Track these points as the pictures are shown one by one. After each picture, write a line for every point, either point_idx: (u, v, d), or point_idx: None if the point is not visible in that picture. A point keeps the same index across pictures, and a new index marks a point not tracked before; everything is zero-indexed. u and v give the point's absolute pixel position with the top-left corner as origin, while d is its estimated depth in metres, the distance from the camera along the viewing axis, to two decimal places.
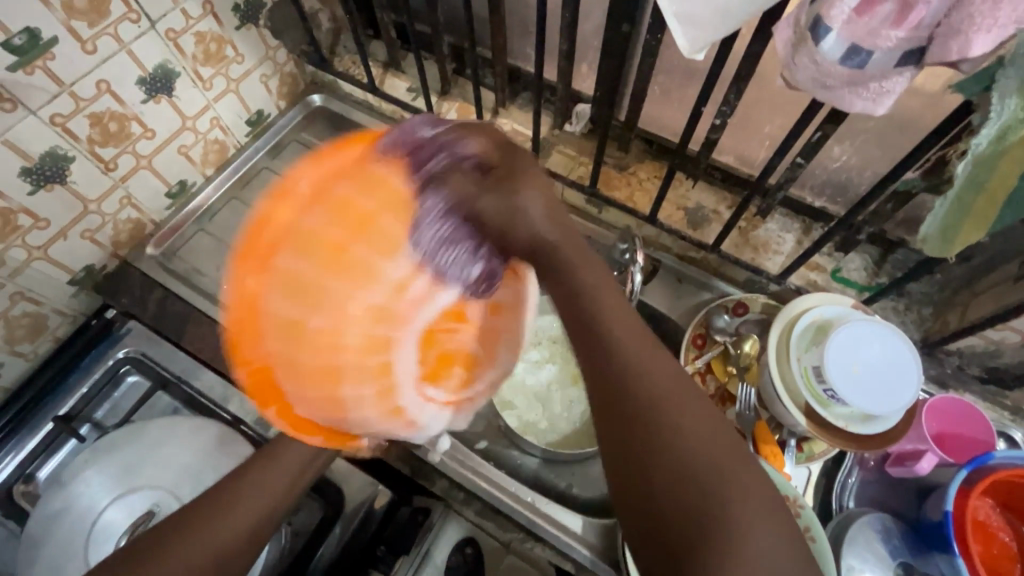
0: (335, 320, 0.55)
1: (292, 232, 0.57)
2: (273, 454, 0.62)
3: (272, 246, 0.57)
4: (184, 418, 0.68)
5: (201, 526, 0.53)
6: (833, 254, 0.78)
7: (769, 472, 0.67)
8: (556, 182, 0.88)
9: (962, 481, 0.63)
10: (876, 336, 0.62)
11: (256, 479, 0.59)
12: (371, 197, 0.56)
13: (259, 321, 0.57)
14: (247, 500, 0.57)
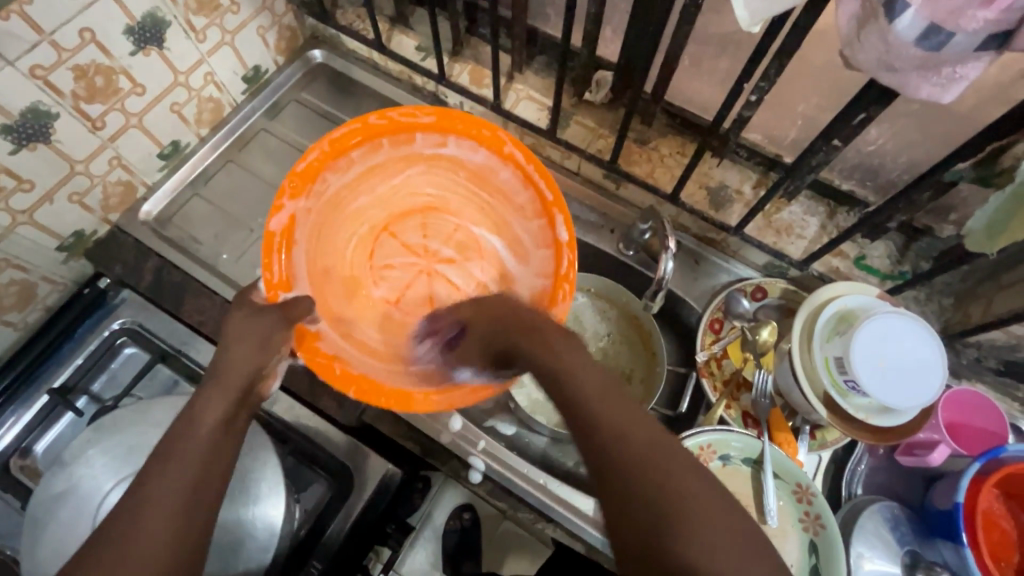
0: (366, 222, 0.71)
1: (391, 164, 0.70)
2: (179, 441, 0.44)
3: (373, 146, 0.69)
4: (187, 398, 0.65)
5: None
6: (858, 241, 0.75)
7: (783, 460, 0.67)
8: (574, 155, 0.84)
9: (976, 473, 0.63)
10: (904, 328, 0.61)
11: (160, 476, 0.42)
12: (472, 153, 0.69)
13: (333, 207, 0.69)
14: (140, 521, 0.39)
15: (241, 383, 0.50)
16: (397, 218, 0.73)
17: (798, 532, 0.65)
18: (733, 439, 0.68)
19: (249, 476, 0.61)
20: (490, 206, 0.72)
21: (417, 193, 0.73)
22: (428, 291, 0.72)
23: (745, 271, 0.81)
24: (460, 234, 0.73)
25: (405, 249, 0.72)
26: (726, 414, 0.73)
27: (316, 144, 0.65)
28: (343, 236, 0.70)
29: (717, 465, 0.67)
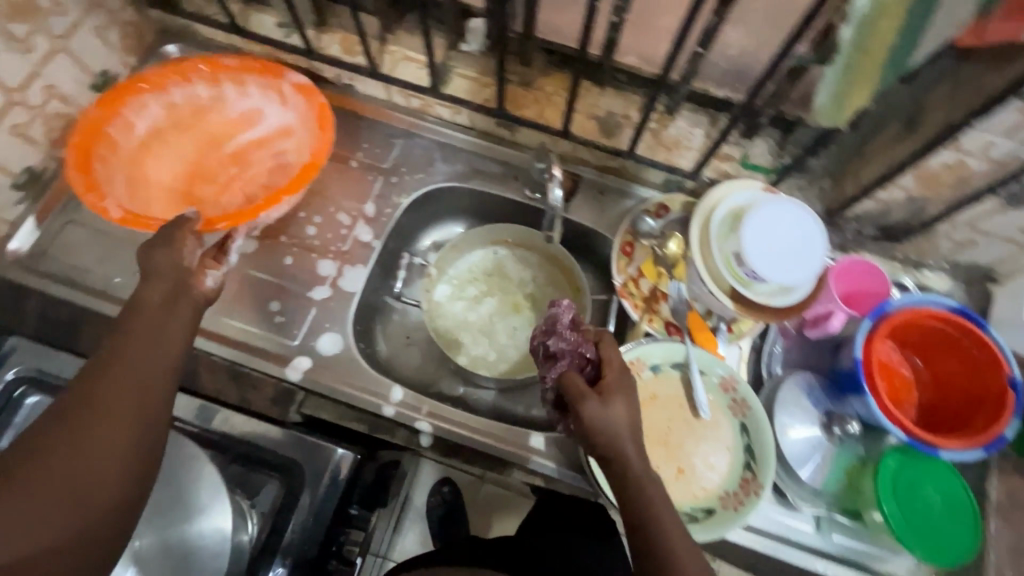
0: (176, 189, 0.78)
1: (141, 144, 0.77)
2: (126, 335, 0.53)
3: (103, 151, 0.74)
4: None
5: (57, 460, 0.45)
6: (739, 142, 0.79)
7: (706, 357, 0.71)
8: (463, 108, 0.83)
9: (868, 330, 0.71)
10: (785, 213, 0.66)
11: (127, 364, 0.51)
12: (171, 91, 0.78)
13: (138, 199, 0.75)
14: (101, 390, 0.49)
15: (172, 285, 0.57)
16: (191, 170, 0.80)
17: (729, 418, 0.70)
18: (656, 348, 0.72)
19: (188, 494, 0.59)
20: (222, 120, 0.82)
21: (189, 155, 0.80)
22: (257, 182, 0.80)
23: (646, 191, 0.85)
24: (232, 149, 0.81)
25: (236, 173, 0.81)
26: (651, 328, 0.76)
27: (68, 168, 0.70)
28: (157, 212, 0.75)
29: (648, 376, 0.71)
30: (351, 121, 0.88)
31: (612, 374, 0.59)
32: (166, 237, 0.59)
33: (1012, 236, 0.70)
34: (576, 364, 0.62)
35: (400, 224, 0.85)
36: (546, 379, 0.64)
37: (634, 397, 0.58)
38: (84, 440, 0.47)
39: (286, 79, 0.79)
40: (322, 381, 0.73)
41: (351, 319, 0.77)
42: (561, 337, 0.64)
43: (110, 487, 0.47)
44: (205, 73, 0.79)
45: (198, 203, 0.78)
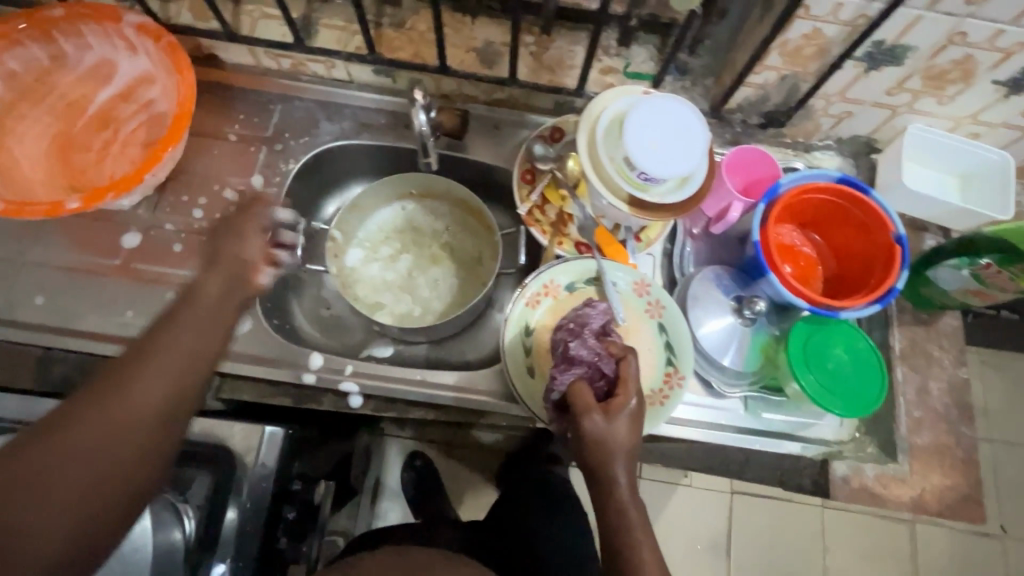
0: (50, 165, 0.76)
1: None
2: (193, 306, 0.52)
3: None
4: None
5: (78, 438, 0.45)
6: (620, 52, 0.78)
7: (617, 267, 0.73)
8: (335, 61, 0.79)
9: (763, 213, 0.73)
10: (663, 109, 0.66)
11: (146, 364, 0.48)
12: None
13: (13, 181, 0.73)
14: (136, 381, 0.47)
15: (240, 272, 0.56)
16: (59, 139, 0.77)
17: (647, 321, 0.71)
18: (568, 268, 0.72)
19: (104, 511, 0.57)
20: (74, 80, 0.79)
21: (53, 126, 0.77)
22: (134, 141, 0.78)
23: (540, 118, 0.84)
24: (95, 111, 0.79)
25: (111, 136, 0.78)
26: (562, 251, 0.77)
27: None
28: (39, 193, 0.74)
29: (564, 296, 0.72)
30: (222, 94, 0.83)
31: (625, 394, 0.57)
32: (229, 227, 0.58)
33: (880, 100, 0.73)
34: (591, 375, 0.60)
35: (294, 193, 0.81)
36: (553, 382, 0.61)
37: (640, 419, 0.57)
38: (116, 419, 0.46)
39: (124, 22, 0.74)
40: (234, 361, 0.70)
41: (256, 296, 0.74)
42: (583, 344, 0.62)
43: (134, 478, 0.47)
44: (30, 30, 0.74)
45: (78, 173, 0.77)
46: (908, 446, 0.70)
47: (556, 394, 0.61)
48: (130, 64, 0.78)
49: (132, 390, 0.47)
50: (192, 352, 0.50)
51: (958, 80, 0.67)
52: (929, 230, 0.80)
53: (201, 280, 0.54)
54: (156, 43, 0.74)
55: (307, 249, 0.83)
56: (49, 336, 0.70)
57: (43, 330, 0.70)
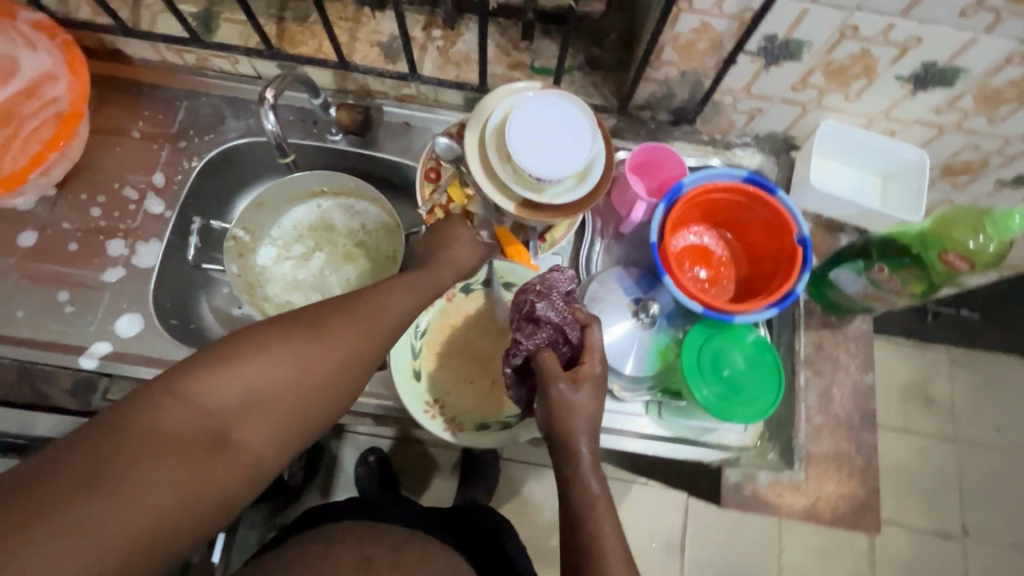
0: None
1: None
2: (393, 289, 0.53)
3: None
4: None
5: (229, 406, 0.42)
6: (527, 48, 0.78)
7: (512, 268, 0.71)
8: (237, 56, 0.77)
9: (662, 214, 0.71)
10: (548, 107, 0.65)
11: (319, 341, 0.46)
12: None
13: None
14: (273, 355, 0.44)
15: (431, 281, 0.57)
16: None
17: None
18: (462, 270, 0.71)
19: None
20: None
21: None
22: (35, 138, 0.77)
23: (450, 115, 0.82)
24: None
25: (11, 132, 0.77)
26: None
27: None
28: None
29: (459, 299, 0.70)
30: (127, 90, 0.81)
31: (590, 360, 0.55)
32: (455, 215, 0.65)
33: (787, 95, 0.70)
34: (555, 337, 0.57)
35: (197, 191, 0.80)
36: (516, 346, 0.57)
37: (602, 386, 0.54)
38: (185, 411, 0.41)
39: (21, 19, 0.75)
40: (123, 362, 0.69)
41: (151, 295, 0.73)
42: (551, 304, 0.59)
43: (181, 507, 0.39)
44: None
45: None
46: (805, 453, 0.70)
47: (517, 359, 0.57)
48: (26, 59, 0.77)
49: (283, 363, 0.44)
50: (372, 337, 0.49)
51: (861, 75, 0.65)
52: (846, 231, 0.78)
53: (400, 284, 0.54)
54: (51, 39, 0.74)
55: (200, 249, 0.80)
56: None
57: None
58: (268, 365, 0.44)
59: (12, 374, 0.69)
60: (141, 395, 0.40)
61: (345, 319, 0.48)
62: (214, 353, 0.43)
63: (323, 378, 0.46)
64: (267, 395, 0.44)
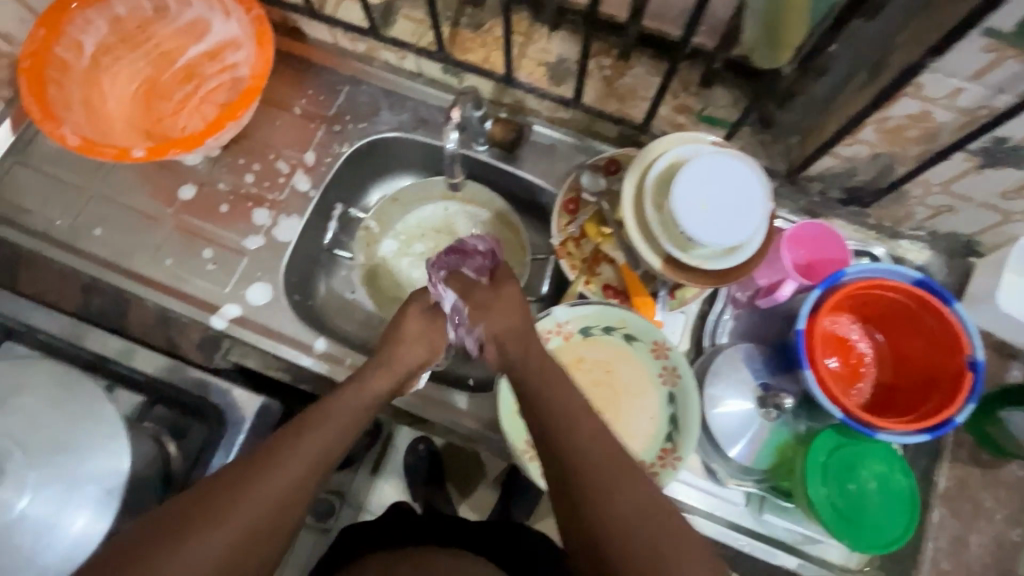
0: (134, 110, 0.80)
1: (91, 68, 0.78)
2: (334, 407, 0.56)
3: (61, 81, 0.75)
4: (50, 361, 0.60)
5: (218, 530, 0.45)
6: (699, 93, 0.73)
7: (638, 321, 0.67)
8: (407, 53, 0.79)
9: (816, 301, 0.64)
10: (722, 168, 0.60)
11: (286, 458, 0.50)
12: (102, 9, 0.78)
13: (98, 120, 0.77)
14: (249, 487, 0.48)
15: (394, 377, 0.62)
16: (145, 87, 0.81)
17: (656, 387, 0.66)
18: (586, 312, 0.68)
19: (71, 467, 0.55)
20: (170, 32, 0.82)
21: (144, 74, 0.82)
22: (211, 100, 0.82)
23: (601, 146, 0.79)
24: (183, 64, 0.83)
25: (193, 93, 0.82)
26: (586, 290, 0.73)
27: (25, 97, 0.70)
28: (117, 132, 0.78)
29: (576, 340, 0.68)
30: (296, 66, 0.85)
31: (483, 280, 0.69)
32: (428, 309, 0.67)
33: (991, 201, 0.62)
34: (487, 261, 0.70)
35: (341, 175, 0.82)
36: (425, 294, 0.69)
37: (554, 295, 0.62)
38: (186, 557, 0.44)
39: None
40: (248, 329, 0.73)
41: (283, 269, 0.76)
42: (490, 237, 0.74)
43: None
44: None
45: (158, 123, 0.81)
46: None
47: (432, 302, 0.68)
48: (221, 27, 0.81)
49: (264, 486, 0.48)
50: (342, 422, 0.55)
51: None
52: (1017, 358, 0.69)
53: (360, 378, 0.60)
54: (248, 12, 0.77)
55: (337, 234, 0.84)
56: (97, 267, 0.75)
57: (90, 259, 0.75)
58: (262, 481, 0.48)
59: (151, 317, 0.74)
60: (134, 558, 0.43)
61: (305, 432, 0.52)
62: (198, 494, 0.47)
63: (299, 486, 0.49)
64: (254, 510, 0.47)
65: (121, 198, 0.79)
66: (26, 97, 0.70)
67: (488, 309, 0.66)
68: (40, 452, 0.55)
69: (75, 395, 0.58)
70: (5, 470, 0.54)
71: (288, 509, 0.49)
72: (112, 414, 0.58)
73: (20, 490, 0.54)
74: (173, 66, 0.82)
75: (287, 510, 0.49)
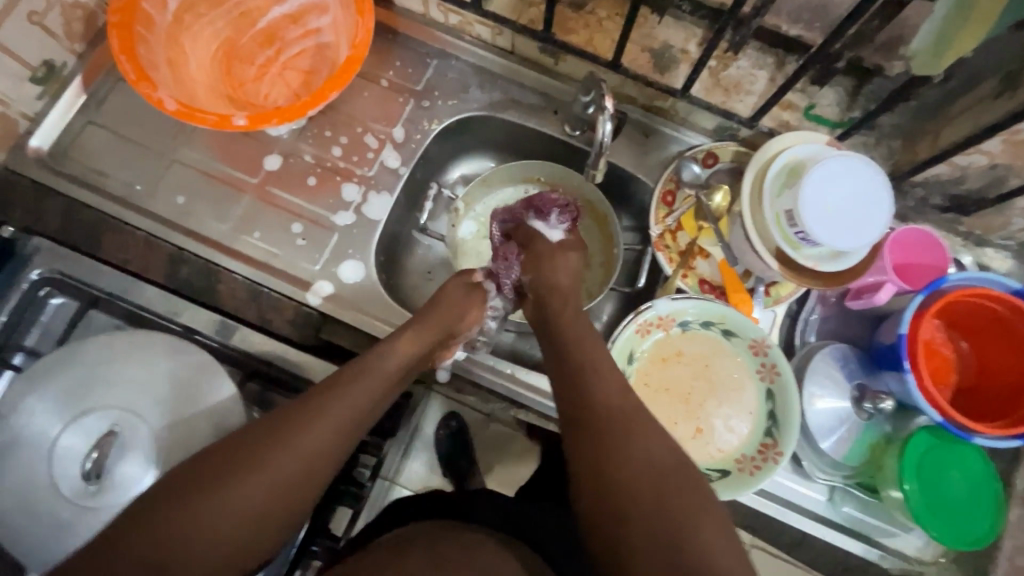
0: (217, 74, 0.77)
1: (176, 26, 0.74)
2: (373, 365, 0.59)
3: (148, 40, 0.71)
4: (163, 333, 0.57)
5: (276, 460, 0.49)
6: (808, 89, 0.71)
7: (741, 318, 0.67)
8: (505, 30, 0.76)
9: (917, 305, 0.66)
10: (848, 172, 0.60)
11: (326, 412, 0.53)
12: None
13: (182, 82, 0.73)
14: (306, 433, 0.52)
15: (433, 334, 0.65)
16: (228, 50, 0.78)
17: (755, 382, 0.68)
18: (689, 306, 0.69)
19: (191, 443, 0.54)
20: None
21: (228, 36, 0.78)
22: (295, 67, 0.80)
23: (695, 138, 0.79)
24: (265, 27, 0.79)
25: (278, 60, 0.80)
26: (683, 284, 0.73)
27: (118, 54, 0.66)
28: (202, 97, 0.75)
29: (676, 333, 0.69)
30: (383, 36, 0.82)
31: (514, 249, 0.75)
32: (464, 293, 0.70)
33: None
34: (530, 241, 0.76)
35: (428, 153, 0.81)
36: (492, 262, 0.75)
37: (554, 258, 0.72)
38: (243, 489, 0.48)
39: None
40: (343, 309, 0.71)
41: (374, 248, 0.75)
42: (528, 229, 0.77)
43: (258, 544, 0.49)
44: None
45: (243, 90, 0.78)
46: None
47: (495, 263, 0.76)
48: None
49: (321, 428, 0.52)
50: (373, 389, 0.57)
51: None
52: None
53: (392, 343, 0.62)
54: None
55: (431, 214, 0.83)
56: (184, 237, 0.72)
57: (177, 228, 0.73)
58: (294, 441, 0.51)
59: (241, 293, 0.72)
60: (204, 485, 0.47)
61: (350, 384, 0.56)
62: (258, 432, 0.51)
63: (343, 433, 0.54)
64: (309, 447, 0.51)
65: (204, 165, 0.76)
66: (118, 56, 0.67)
67: (552, 288, 0.70)
68: (160, 428, 0.54)
69: (180, 365, 0.56)
70: (126, 442, 0.53)
71: (317, 470, 0.51)
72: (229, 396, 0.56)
73: (141, 466, 0.52)
74: (257, 29, 0.79)
75: (317, 471, 0.52)
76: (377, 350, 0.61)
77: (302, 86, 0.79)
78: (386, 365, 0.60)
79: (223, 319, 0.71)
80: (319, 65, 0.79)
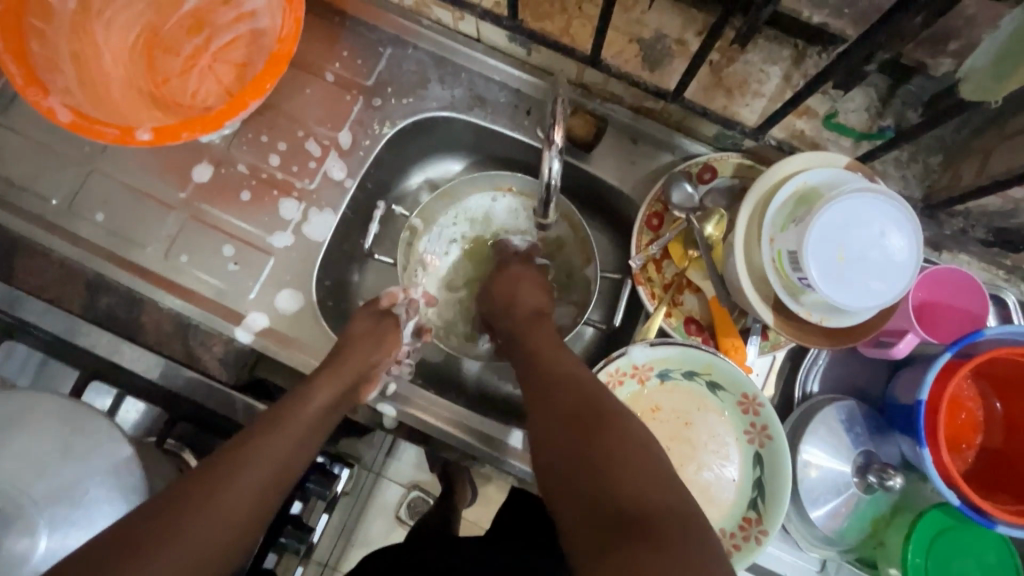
0: (136, 68, 0.66)
1: (82, 13, 0.63)
2: (290, 414, 0.52)
3: (48, 33, 0.61)
4: (53, 394, 0.52)
5: (186, 528, 0.41)
6: (829, 92, 0.58)
7: (730, 371, 0.58)
8: (467, 14, 0.63)
9: (944, 363, 0.54)
10: (866, 211, 0.49)
11: (239, 473, 0.45)
12: None
13: (91, 82, 0.63)
14: (223, 494, 0.44)
15: (349, 377, 0.57)
16: (148, 39, 0.66)
17: (742, 445, 0.59)
18: (670, 355, 0.59)
19: (89, 518, 0.49)
20: None
21: (149, 20, 0.66)
22: (227, 58, 0.67)
23: (694, 146, 0.66)
24: (191, 11, 0.67)
25: (207, 50, 0.67)
26: (667, 324, 0.63)
27: (6, 56, 0.58)
28: (117, 98, 0.64)
29: (654, 384, 0.60)
30: (329, 20, 0.70)
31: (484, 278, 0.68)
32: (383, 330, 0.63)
33: None
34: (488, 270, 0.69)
35: (382, 159, 0.70)
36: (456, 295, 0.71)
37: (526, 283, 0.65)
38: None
39: None
40: (278, 349, 0.64)
41: (315, 274, 0.66)
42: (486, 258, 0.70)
43: None
44: None
45: (168, 87, 0.67)
46: None
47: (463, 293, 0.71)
48: None
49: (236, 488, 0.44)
50: (291, 440, 0.49)
51: None
52: None
53: (310, 388, 0.55)
54: None
55: (377, 238, 0.72)
56: (104, 262, 0.64)
57: (95, 250, 0.65)
58: (203, 512, 0.42)
59: (168, 324, 0.66)
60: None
61: (267, 434, 0.49)
62: (157, 507, 0.42)
63: (264, 490, 0.46)
64: (226, 511, 0.43)
65: (126, 176, 0.67)
66: (7, 58, 0.59)
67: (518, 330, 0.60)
68: (53, 502, 0.49)
69: (77, 426, 0.51)
70: (11, 520, 0.48)
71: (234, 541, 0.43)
72: (132, 463, 0.51)
73: (31, 541, 0.47)
74: (180, 12, 0.67)
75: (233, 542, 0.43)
76: (290, 397, 0.54)
77: (234, 81, 0.67)
78: (310, 412, 0.53)
79: (162, 360, 0.63)
80: (253, 56, 0.67)
